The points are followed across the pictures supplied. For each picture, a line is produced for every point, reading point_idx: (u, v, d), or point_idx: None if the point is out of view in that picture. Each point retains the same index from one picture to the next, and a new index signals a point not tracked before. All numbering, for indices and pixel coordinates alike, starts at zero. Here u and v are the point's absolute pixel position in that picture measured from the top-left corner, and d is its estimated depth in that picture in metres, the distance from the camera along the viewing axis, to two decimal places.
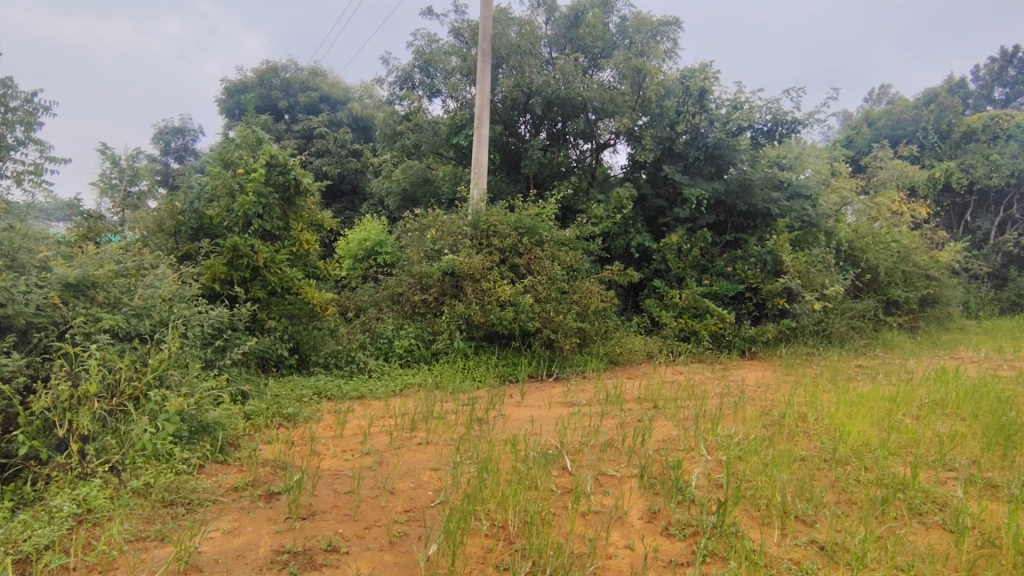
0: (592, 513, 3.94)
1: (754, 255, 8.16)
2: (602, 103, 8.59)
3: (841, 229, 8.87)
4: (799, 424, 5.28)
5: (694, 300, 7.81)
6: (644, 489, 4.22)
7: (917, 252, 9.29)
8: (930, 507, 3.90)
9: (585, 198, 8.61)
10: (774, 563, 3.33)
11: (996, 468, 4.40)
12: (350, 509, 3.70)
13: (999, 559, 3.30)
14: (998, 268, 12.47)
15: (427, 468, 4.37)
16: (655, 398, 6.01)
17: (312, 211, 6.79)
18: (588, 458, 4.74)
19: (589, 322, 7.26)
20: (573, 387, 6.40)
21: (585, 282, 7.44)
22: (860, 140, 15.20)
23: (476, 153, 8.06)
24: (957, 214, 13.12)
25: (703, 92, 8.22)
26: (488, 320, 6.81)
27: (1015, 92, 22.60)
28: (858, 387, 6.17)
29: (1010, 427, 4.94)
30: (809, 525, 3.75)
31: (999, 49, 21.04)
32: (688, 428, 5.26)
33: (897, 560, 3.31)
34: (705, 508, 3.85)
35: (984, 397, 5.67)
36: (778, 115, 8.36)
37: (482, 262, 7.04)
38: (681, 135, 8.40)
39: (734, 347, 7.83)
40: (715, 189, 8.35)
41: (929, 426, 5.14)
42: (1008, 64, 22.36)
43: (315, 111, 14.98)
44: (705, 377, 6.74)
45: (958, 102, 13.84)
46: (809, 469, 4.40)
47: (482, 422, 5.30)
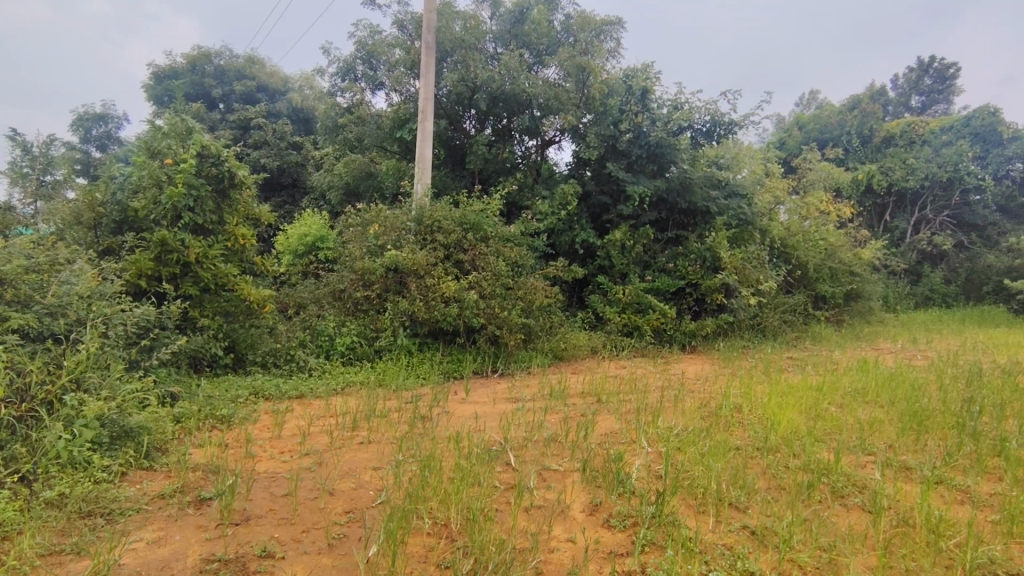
0: (535, 508, 3.97)
1: (694, 252, 8.41)
2: (546, 100, 8.64)
3: (774, 228, 9.26)
4: (734, 415, 5.48)
5: (637, 296, 7.99)
6: (586, 482, 4.29)
7: (842, 249, 9.78)
8: (851, 490, 4.14)
9: (530, 194, 8.66)
10: (708, 550, 3.45)
11: (909, 451, 4.71)
12: (288, 513, 3.58)
13: (912, 537, 3.53)
14: (913, 265, 13.35)
15: (368, 467, 4.29)
16: (598, 392, 6.12)
17: (247, 204, 6.53)
18: (531, 453, 4.78)
19: (534, 318, 7.30)
20: (517, 382, 6.43)
21: (529, 279, 7.47)
22: (791, 142, 16.02)
23: (420, 148, 7.94)
24: (878, 213, 13.88)
25: (645, 92, 8.42)
26: (432, 316, 6.72)
27: (930, 100, 24.29)
28: (788, 377, 6.48)
29: (923, 413, 5.28)
30: (741, 511, 3.91)
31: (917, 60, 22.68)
32: (630, 421, 5.37)
33: (820, 541, 3.50)
34: (644, 499, 3.94)
35: (900, 385, 6.06)
36: (715, 116, 8.72)
37: (426, 258, 6.96)
38: (625, 133, 8.56)
39: (675, 341, 8.05)
40: (657, 188, 8.51)
41: (851, 413, 5.45)
42: (924, 74, 24.18)
43: (253, 101, 14.41)
44: (646, 371, 6.90)
45: (879, 109, 14.72)
46: (743, 459, 4.58)
47: (426, 419, 5.25)
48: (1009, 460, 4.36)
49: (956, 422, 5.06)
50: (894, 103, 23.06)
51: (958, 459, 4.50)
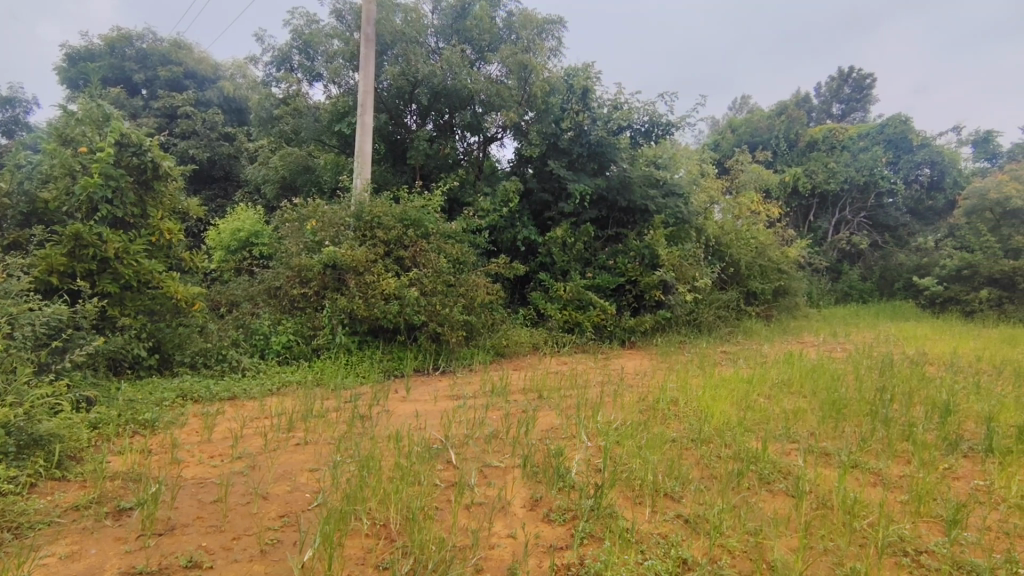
0: (476, 505, 3.98)
1: (633, 249, 8.63)
2: (488, 97, 8.63)
3: (709, 226, 9.60)
4: (670, 408, 5.66)
5: (577, 293, 8.12)
6: (527, 478, 4.33)
7: (771, 248, 10.25)
8: (777, 476, 4.36)
9: (472, 191, 8.65)
10: (644, 539, 3.55)
11: (829, 437, 5.01)
12: (217, 520, 3.43)
13: (830, 519, 3.76)
14: (834, 263, 14.23)
15: (304, 469, 4.17)
16: (540, 389, 6.18)
17: (173, 197, 6.20)
18: (473, 450, 4.78)
19: (476, 315, 7.29)
20: (459, 380, 6.42)
21: (471, 275, 7.45)
22: (724, 144, 16.46)
23: (360, 142, 7.77)
24: (803, 214, 14.73)
25: (586, 91, 8.57)
26: (371, 314, 6.59)
27: (849, 108, 25.90)
28: (720, 371, 6.75)
29: (842, 402, 5.63)
30: (676, 501, 4.04)
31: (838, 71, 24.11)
32: (570, 416, 5.46)
33: (748, 526, 3.67)
34: (583, 492, 4.01)
35: (821, 376, 6.44)
36: (654, 117, 9.03)
37: (365, 255, 6.81)
38: (566, 132, 8.66)
39: (615, 337, 8.24)
40: (597, 186, 8.66)
41: (778, 403, 5.74)
42: (844, 83, 25.75)
43: (179, 88, 13.69)
44: (587, 367, 7.02)
45: (804, 114, 15.34)
46: (678, 450, 4.74)
47: (365, 419, 5.15)
48: (915, 444, 4.71)
49: (870, 410, 5.42)
50: (817, 110, 24.40)
51: (871, 444, 4.82)
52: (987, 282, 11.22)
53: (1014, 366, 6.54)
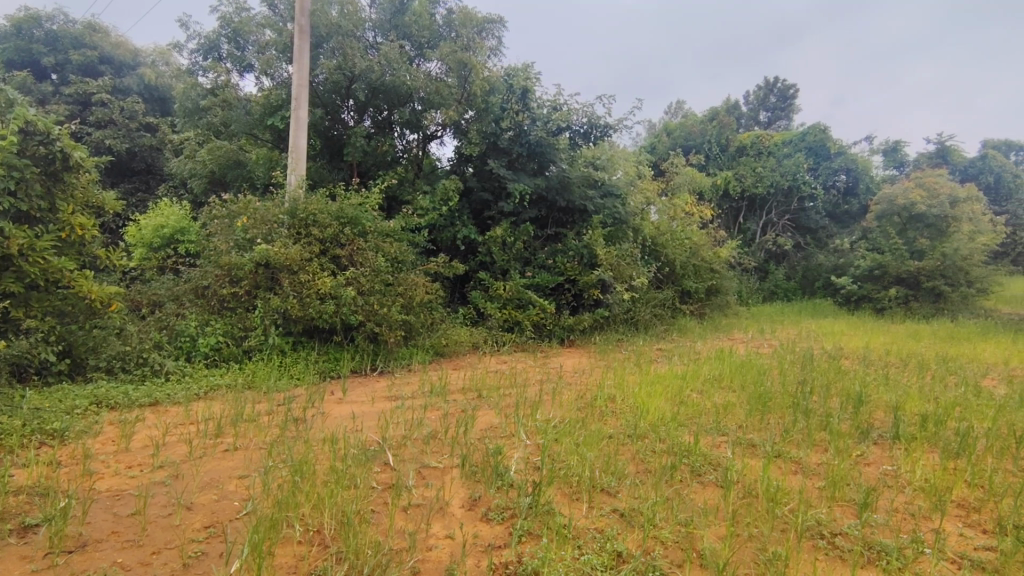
0: (413, 506, 3.93)
1: (572, 249, 8.77)
2: (427, 94, 8.53)
3: (645, 227, 9.87)
4: (607, 405, 5.78)
5: (517, 292, 8.16)
6: (466, 478, 4.32)
7: (704, 248, 10.61)
8: (707, 468, 4.53)
9: (411, 189, 8.55)
10: (581, 535, 3.61)
11: (755, 429, 5.25)
12: (134, 534, 3.23)
13: (755, 506, 3.95)
14: (761, 263, 14.96)
15: (233, 477, 4.00)
16: (479, 388, 6.18)
17: (87, 190, 5.81)
18: (410, 451, 4.72)
19: (415, 314, 7.20)
20: (397, 380, 6.32)
21: (410, 275, 7.36)
22: (660, 147, 16.75)
23: (294, 137, 7.52)
24: (733, 216, 15.41)
25: (526, 91, 8.68)
26: (306, 314, 6.38)
27: (774, 116, 27.26)
28: (656, 367, 6.95)
29: (767, 395, 5.91)
30: (611, 496, 4.13)
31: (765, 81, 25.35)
32: (509, 415, 5.48)
33: (679, 517, 3.80)
34: (521, 491, 4.04)
35: (749, 371, 6.75)
36: (592, 119, 9.21)
37: (299, 253, 6.58)
38: (506, 131, 8.69)
39: (554, 336, 8.33)
40: (537, 186, 8.72)
41: (709, 398, 5.96)
42: (770, 93, 27.09)
43: (94, 74, 12.86)
44: (526, 365, 7.07)
45: (733, 121, 16.07)
46: (614, 446, 4.85)
47: (299, 422, 4.99)
48: (832, 433, 5.01)
49: (792, 402, 5.72)
50: (746, 117, 25.57)
51: (793, 435, 5.08)
52: (896, 282, 12.09)
53: (918, 358, 7.06)
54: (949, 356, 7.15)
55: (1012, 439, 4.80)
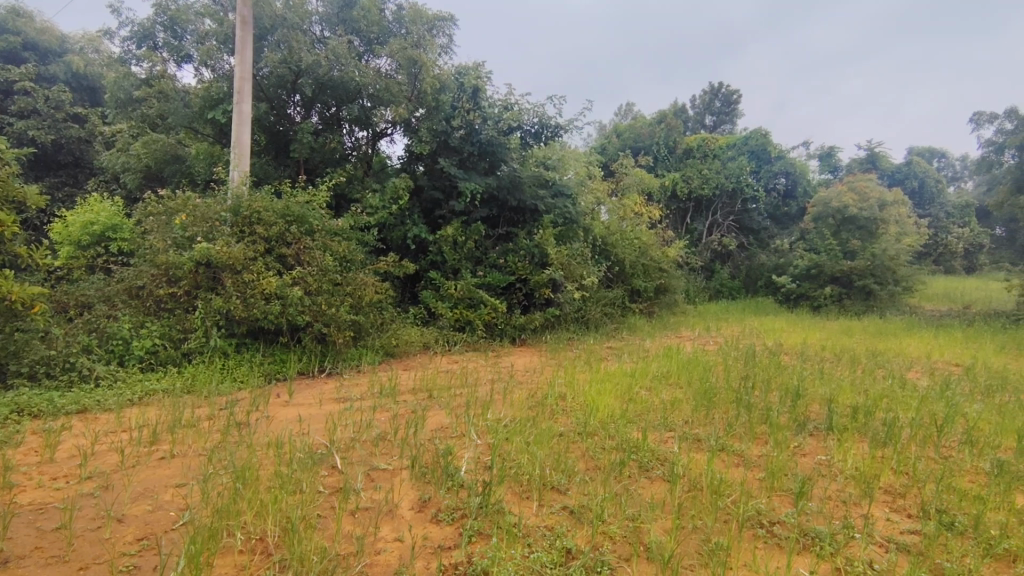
0: (361, 510, 3.86)
1: (523, 248, 8.81)
2: (376, 91, 8.40)
3: (596, 226, 10.01)
4: (557, 403, 5.83)
5: (468, 291, 8.14)
6: (415, 479, 4.27)
7: (653, 248, 10.83)
8: (655, 463, 4.63)
9: (360, 187, 8.42)
10: (531, 533, 3.63)
11: (700, 424, 5.40)
12: (60, 549, 3.05)
13: (700, 499, 4.07)
14: (708, 263, 15.42)
15: (169, 486, 3.82)
16: (429, 388, 6.14)
17: (7, 183, 5.43)
18: (359, 454, 4.64)
19: (364, 314, 7.09)
20: (346, 382, 6.19)
21: (360, 274, 7.23)
22: (611, 148, 17.05)
23: (237, 133, 7.28)
24: (681, 217, 15.83)
25: (476, 90, 8.67)
26: (250, 315, 6.17)
27: (719, 120, 28.14)
28: (606, 365, 7.07)
29: (712, 391, 6.10)
30: (561, 493, 4.17)
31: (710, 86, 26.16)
32: (459, 415, 5.45)
33: (627, 512, 3.87)
34: (471, 490, 4.02)
35: (695, 367, 6.95)
36: (543, 119, 9.21)
37: (243, 252, 6.34)
38: (457, 130, 8.65)
39: (506, 335, 8.34)
40: (488, 185, 8.72)
41: (657, 395, 6.10)
42: (715, 97, 27.96)
43: (16, 60, 12.12)
44: (477, 365, 7.05)
45: (680, 123, 16.42)
46: (565, 444, 4.90)
47: (242, 426, 4.81)
48: (771, 426, 5.21)
49: (735, 397, 5.92)
50: (693, 121, 26.33)
51: (736, 429, 5.25)
52: (831, 280, 12.68)
53: (850, 353, 7.44)
54: (879, 351, 7.56)
55: (933, 427, 5.11)
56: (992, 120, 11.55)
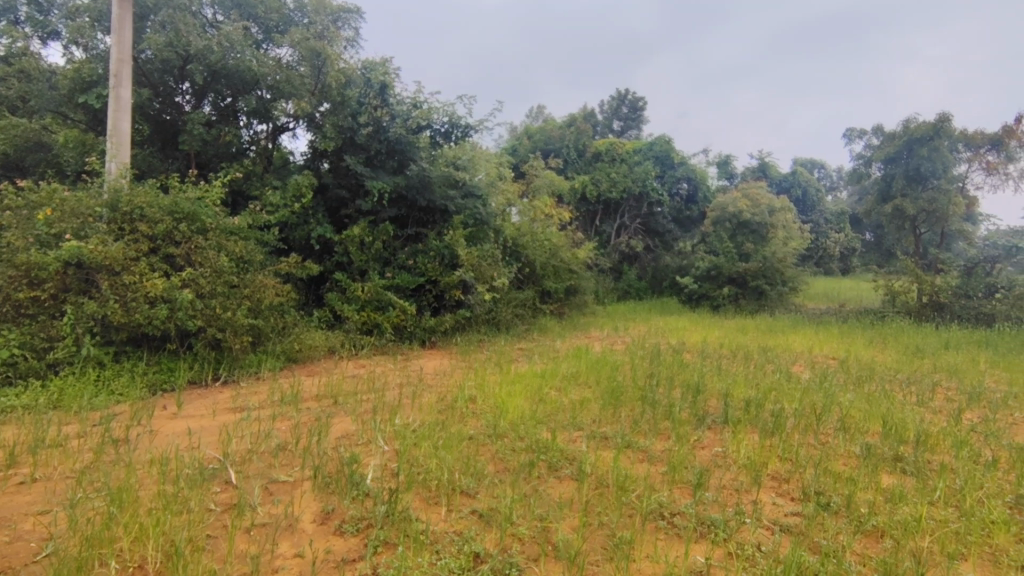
0: (257, 527, 3.62)
1: (433, 249, 8.72)
2: (276, 82, 7.98)
3: (506, 228, 10.05)
4: (468, 406, 5.78)
5: (376, 293, 7.94)
6: (318, 490, 4.06)
7: (564, 249, 10.99)
8: (564, 462, 4.69)
9: (259, 183, 7.97)
10: (439, 539, 3.55)
11: (607, 423, 5.53)
12: None
13: (606, 495, 4.18)
14: (616, 264, 15.96)
15: (28, 514, 3.39)
16: (335, 394, 5.90)
17: None
18: (256, 466, 4.36)
19: (263, 318, 6.73)
20: (243, 390, 5.81)
21: (259, 275, 6.83)
22: (522, 149, 17.27)
23: (114, 120, 6.67)
24: (590, 219, 16.26)
25: (384, 86, 8.39)
26: (131, 321, 5.65)
27: (626, 125, 29.12)
28: (517, 366, 7.11)
29: (618, 389, 6.28)
30: (471, 497, 4.12)
31: (618, 91, 27.06)
32: (366, 421, 5.27)
33: (536, 513, 3.88)
34: (377, 499, 3.87)
35: (603, 367, 7.14)
36: (453, 119, 9.13)
37: (122, 251, 5.78)
38: (364, 127, 8.37)
39: (415, 337, 8.20)
40: (397, 184, 8.54)
41: (567, 395, 6.20)
42: (621, 104, 29.02)
43: None
44: (386, 369, 6.87)
45: (589, 128, 16.96)
46: (474, 447, 4.85)
47: (120, 443, 4.38)
48: (673, 422, 5.45)
49: (641, 394, 6.13)
50: (601, 124, 27.15)
51: (641, 425, 5.44)
52: (728, 281, 13.52)
53: (744, 350, 7.93)
54: (769, 347, 8.12)
55: (813, 416, 5.56)
56: (861, 136, 12.73)
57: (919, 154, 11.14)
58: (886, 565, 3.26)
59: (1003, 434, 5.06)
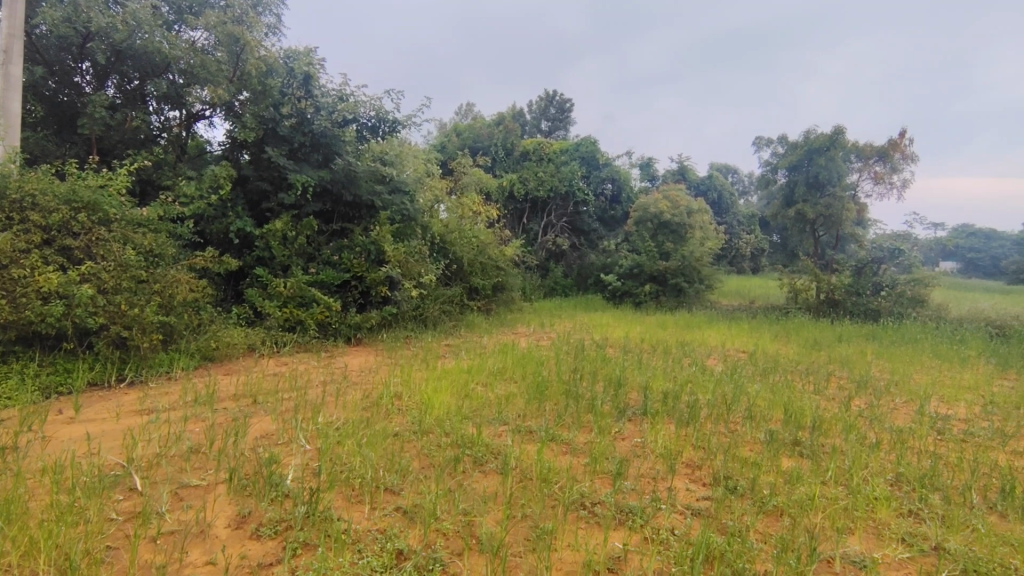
0: (164, 535, 3.44)
1: (359, 245, 8.53)
2: (189, 66, 7.56)
3: (434, 224, 10.00)
4: (393, 402, 5.74)
5: (299, 289, 7.69)
6: (234, 493, 3.91)
7: (491, 246, 11.05)
8: (489, 457, 4.75)
9: (170, 172, 7.53)
10: (361, 538, 3.51)
11: (532, 417, 5.64)
12: None
13: (529, 487, 4.27)
14: (543, 261, 16.23)
15: None
16: (254, 393, 5.69)
17: None
18: (165, 471, 4.14)
19: (175, 315, 6.38)
20: (151, 392, 5.49)
21: (170, 270, 6.47)
22: (450, 146, 17.36)
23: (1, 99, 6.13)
24: (518, 217, 16.44)
25: (308, 77, 8.19)
26: (21, 318, 5.20)
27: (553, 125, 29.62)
28: (443, 363, 7.11)
29: (543, 384, 6.41)
30: (395, 494, 4.09)
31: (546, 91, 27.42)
32: (287, 420, 5.12)
33: (460, 507, 3.91)
34: (297, 500, 3.77)
35: (528, 362, 7.27)
36: (380, 113, 8.95)
37: (11, 242, 5.27)
38: (286, 118, 8.12)
39: (340, 334, 8.01)
40: (321, 178, 8.31)
41: (492, 390, 6.28)
42: (549, 104, 29.48)
43: None
44: (309, 366, 6.70)
45: (517, 127, 17.20)
46: (399, 444, 4.82)
47: (7, 451, 4.03)
48: (595, 415, 5.64)
49: (564, 388, 6.29)
50: (529, 124, 27.47)
51: (564, 419, 5.59)
52: (650, 279, 14.11)
53: (663, 345, 8.30)
54: (686, 342, 8.54)
55: (724, 406, 5.91)
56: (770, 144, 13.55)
57: (818, 163, 12.07)
58: (783, 541, 3.54)
59: (885, 418, 5.59)
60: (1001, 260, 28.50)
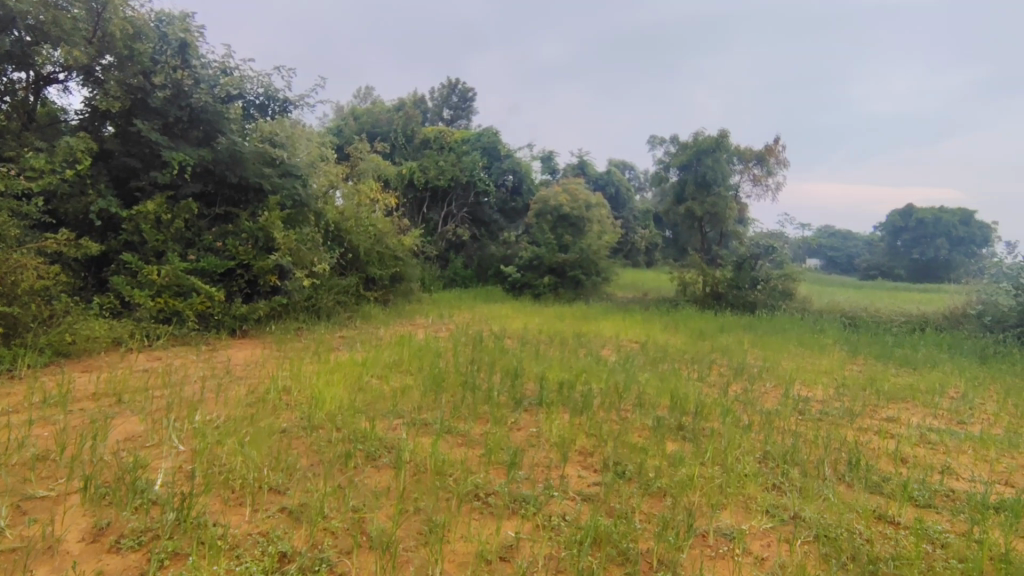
0: (1, 554, 3.01)
1: (245, 231, 8.02)
2: (39, 23, 6.58)
3: (329, 211, 9.57)
4: (281, 398, 5.42)
5: (176, 276, 7.07)
6: (89, 504, 3.49)
7: (389, 236, 10.72)
8: (382, 451, 4.60)
9: (15, 143, 6.61)
10: (240, 543, 3.27)
11: (428, 409, 5.55)
12: None
13: (422, 480, 4.18)
14: (443, 252, 16.10)
15: None
16: (119, 391, 5.16)
17: None
18: (4, 482, 3.63)
19: (21, 305, 5.64)
20: None
21: (14, 253, 5.69)
22: (348, 130, 17.06)
23: None
24: (417, 206, 16.15)
25: (184, 45, 7.60)
26: None
27: (455, 113, 29.29)
28: (337, 355, 6.83)
29: (439, 376, 6.32)
30: (280, 493, 3.85)
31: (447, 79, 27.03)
32: (157, 420, 4.68)
33: (350, 505, 3.75)
34: (166, 506, 3.43)
35: (424, 354, 7.15)
36: (268, 91, 8.56)
37: None
38: (159, 88, 7.43)
39: (223, 326, 7.46)
40: (201, 158, 7.70)
41: (387, 382, 6.11)
42: (451, 92, 29.05)
43: None
44: (186, 361, 6.18)
45: (417, 114, 17.06)
46: (285, 441, 4.56)
47: None
48: (492, 406, 5.65)
49: (461, 380, 6.26)
50: (431, 111, 26.99)
51: (460, 410, 5.55)
52: (549, 271, 14.42)
53: (560, 336, 8.49)
54: (583, 333, 8.79)
55: (615, 395, 6.14)
56: (662, 143, 14.26)
57: (705, 163, 12.90)
58: (666, 519, 3.72)
59: (756, 401, 6.08)
60: (853, 258, 31.93)
